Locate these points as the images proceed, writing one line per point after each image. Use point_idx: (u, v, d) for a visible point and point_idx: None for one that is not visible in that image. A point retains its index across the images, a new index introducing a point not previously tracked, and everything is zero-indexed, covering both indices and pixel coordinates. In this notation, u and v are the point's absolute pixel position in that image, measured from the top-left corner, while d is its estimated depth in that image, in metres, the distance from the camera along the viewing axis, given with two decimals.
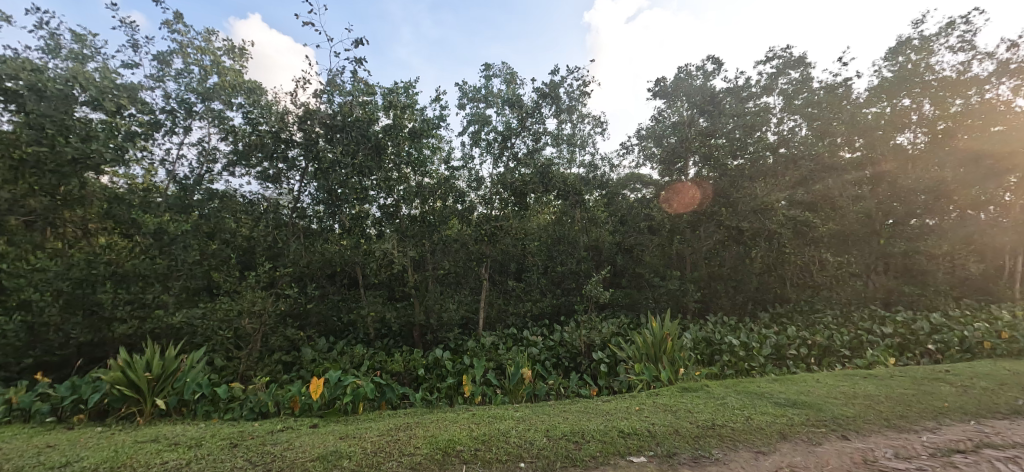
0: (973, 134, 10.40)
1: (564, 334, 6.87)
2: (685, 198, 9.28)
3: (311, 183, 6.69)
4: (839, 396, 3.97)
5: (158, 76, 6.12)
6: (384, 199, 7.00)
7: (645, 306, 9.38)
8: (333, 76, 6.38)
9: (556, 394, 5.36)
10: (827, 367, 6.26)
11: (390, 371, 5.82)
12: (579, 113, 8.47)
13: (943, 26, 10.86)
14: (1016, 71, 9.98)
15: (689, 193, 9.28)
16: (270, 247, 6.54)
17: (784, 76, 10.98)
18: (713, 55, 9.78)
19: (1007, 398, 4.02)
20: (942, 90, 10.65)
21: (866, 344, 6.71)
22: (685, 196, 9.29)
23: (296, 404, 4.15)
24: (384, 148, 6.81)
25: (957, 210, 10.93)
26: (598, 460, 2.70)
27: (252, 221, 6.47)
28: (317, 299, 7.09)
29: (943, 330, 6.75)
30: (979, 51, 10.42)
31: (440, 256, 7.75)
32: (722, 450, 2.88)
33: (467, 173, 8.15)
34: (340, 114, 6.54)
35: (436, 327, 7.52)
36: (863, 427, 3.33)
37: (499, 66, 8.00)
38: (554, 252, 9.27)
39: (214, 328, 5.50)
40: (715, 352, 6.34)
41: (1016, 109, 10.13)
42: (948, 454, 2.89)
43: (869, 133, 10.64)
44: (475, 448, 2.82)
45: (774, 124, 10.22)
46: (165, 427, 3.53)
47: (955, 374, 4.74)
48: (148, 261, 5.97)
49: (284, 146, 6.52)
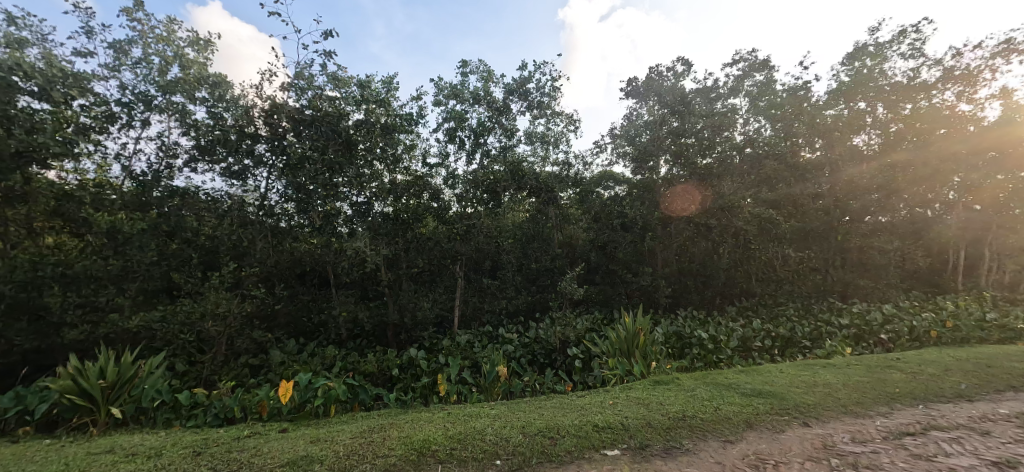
0: (921, 137, 11.12)
1: (539, 331, 6.93)
2: (681, 201, 9.43)
3: (279, 179, 6.46)
4: (801, 385, 4.15)
5: (113, 65, 5.76)
6: (356, 196, 6.83)
7: (618, 302, 9.60)
8: (301, 69, 6.18)
9: (531, 390, 5.39)
10: (790, 358, 6.55)
11: (363, 372, 5.73)
12: (552, 111, 8.49)
13: (895, 34, 11.46)
14: (960, 77, 10.66)
15: (693, 202, 9.43)
16: (235, 247, 6.26)
17: (749, 78, 11.36)
18: (682, 55, 9.91)
19: (950, 382, 4.31)
20: (894, 95, 11.28)
21: (825, 334, 7.06)
22: (683, 199, 9.42)
23: (264, 409, 4.02)
24: (355, 144, 6.66)
25: (907, 208, 11.63)
26: (572, 455, 2.73)
27: (216, 220, 6.19)
28: (286, 299, 6.85)
29: (894, 321, 7.16)
30: (928, 58, 11.06)
31: (414, 254, 7.58)
32: (692, 440, 2.96)
33: (443, 170, 8.09)
34: (310, 109, 6.34)
35: (411, 327, 7.48)
36: (822, 414, 3.50)
37: (477, 63, 7.96)
38: (529, 249, 9.26)
39: (175, 331, 5.25)
40: (686, 346, 6.52)
41: (960, 113, 10.80)
42: (900, 437, 3.07)
43: (829, 134, 10.86)
44: (450, 447, 2.80)
45: (741, 125, 10.58)
46: (121, 437, 3.36)
47: (906, 362, 5.03)
48: (100, 261, 5.60)
49: (250, 142, 6.27)
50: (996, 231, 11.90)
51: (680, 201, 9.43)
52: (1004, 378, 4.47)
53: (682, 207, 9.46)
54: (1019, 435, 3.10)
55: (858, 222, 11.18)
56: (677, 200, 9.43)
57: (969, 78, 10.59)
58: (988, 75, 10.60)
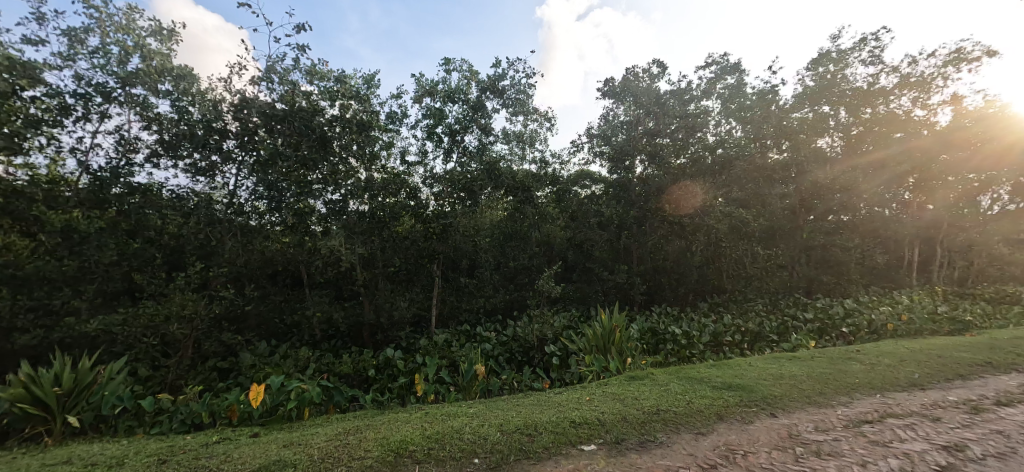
0: (879, 140, 11.74)
1: (517, 329, 6.97)
2: (680, 194, 9.52)
3: (249, 176, 6.23)
4: (769, 377, 4.32)
5: (67, 54, 5.45)
6: (330, 194, 6.70)
7: (595, 300, 9.74)
8: (273, 63, 5.99)
9: (509, 388, 5.42)
10: (758, 351, 6.77)
11: (339, 374, 5.65)
12: (528, 109, 8.50)
13: (856, 41, 12.00)
14: (915, 84, 11.24)
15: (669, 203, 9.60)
16: (201, 246, 5.99)
17: (721, 81, 11.70)
18: (657, 58, 10.13)
19: (904, 372, 4.56)
20: (855, 99, 11.76)
21: (791, 328, 7.34)
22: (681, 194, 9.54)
23: (234, 413, 3.89)
24: (329, 141, 6.51)
25: (866, 208, 12.21)
26: (550, 451, 2.76)
27: (181, 218, 5.91)
28: (257, 300, 6.64)
29: (855, 314, 7.51)
30: (886, 65, 11.63)
31: (391, 253, 7.48)
32: (666, 434, 3.03)
33: (422, 168, 8.01)
34: (282, 103, 6.13)
35: (387, 326, 7.45)
36: (788, 404, 3.65)
37: (459, 61, 7.88)
38: (507, 249, 9.43)
39: (137, 335, 5.01)
40: (660, 341, 6.68)
41: (914, 118, 11.41)
42: (859, 425, 3.23)
43: (794, 136, 11.06)
44: (428, 447, 2.78)
45: (713, 126, 10.88)
46: (80, 447, 3.19)
47: (865, 354, 5.29)
48: (54, 262, 5.22)
49: (218, 138, 6.04)
50: (946, 229, 12.68)
51: (658, 197, 9.61)
52: (953, 367, 4.76)
53: (658, 204, 9.64)
54: (965, 420, 3.31)
55: (822, 221, 11.67)
56: (655, 195, 9.62)
57: (924, 85, 11.17)
58: (940, 82, 11.23)
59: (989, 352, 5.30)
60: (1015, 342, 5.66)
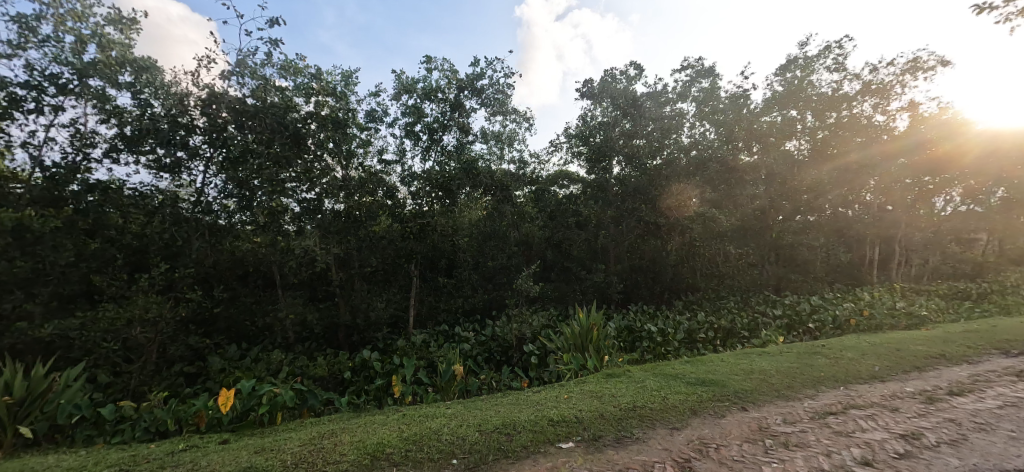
0: (842, 147, 12.21)
1: (496, 329, 6.97)
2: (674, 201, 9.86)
3: (218, 174, 6.00)
4: (740, 372, 4.45)
5: (16, 42, 5.13)
6: (304, 192, 6.51)
7: (573, 299, 9.84)
8: (244, 57, 5.80)
9: (488, 388, 5.41)
10: (730, 347, 6.96)
11: (313, 377, 5.51)
12: (507, 109, 8.52)
13: (822, 49, 12.47)
14: (876, 91, 11.76)
15: (644, 202, 9.83)
16: (166, 246, 5.78)
17: (696, 84, 11.98)
18: (634, 61, 10.27)
19: (866, 365, 4.76)
20: (821, 105, 12.05)
21: (761, 324, 7.59)
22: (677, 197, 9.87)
23: (202, 420, 3.75)
24: (304, 138, 6.33)
25: (831, 208, 12.72)
26: (528, 450, 2.77)
27: (144, 217, 5.67)
28: (226, 302, 6.50)
29: (821, 310, 7.83)
30: (849, 72, 12.14)
31: (367, 253, 7.37)
32: (642, 429, 3.09)
33: (401, 167, 7.91)
34: (252, 99, 5.92)
35: (363, 328, 7.36)
36: (759, 398, 3.77)
37: (441, 60, 7.82)
38: (485, 248, 9.12)
39: (97, 340, 4.75)
40: (636, 339, 6.80)
41: (876, 123, 11.91)
42: (824, 416, 3.36)
43: (765, 138, 11.16)
44: (406, 449, 2.76)
45: (687, 128, 11.10)
46: (34, 459, 3.01)
47: (831, 348, 5.51)
48: (3, 264, 4.60)
49: (184, 134, 5.81)
50: (903, 229, 13.37)
51: (635, 197, 9.84)
52: (910, 360, 5.00)
53: (634, 204, 9.85)
54: (921, 410, 3.49)
55: (790, 221, 12.05)
56: (633, 196, 9.85)
57: (883, 92, 11.72)
58: (898, 89, 11.80)
59: (942, 344, 5.61)
60: (964, 335, 6.03)
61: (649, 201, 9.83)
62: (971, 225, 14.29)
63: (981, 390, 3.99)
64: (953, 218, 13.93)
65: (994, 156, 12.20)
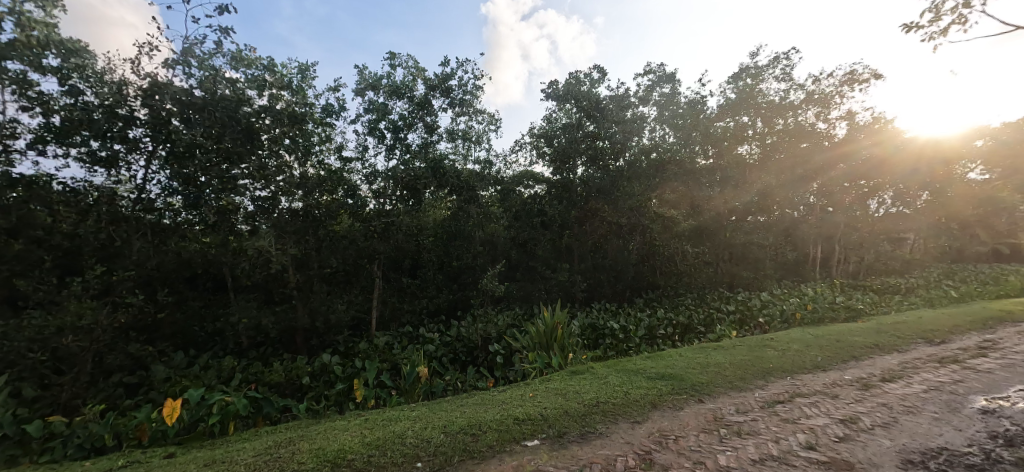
0: (792, 153, 12.75)
1: (461, 329, 6.92)
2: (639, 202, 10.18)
3: (162, 170, 5.63)
4: (697, 366, 4.63)
5: None
6: (258, 190, 6.20)
7: (538, 297, 9.95)
8: (191, 45, 5.46)
9: (453, 389, 5.38)
10: (688, 342, 7.21)
11: (268, 383, 5.25)
12: (474, 110, 8.47)
13: (771, 59, 13.17)
14: (817, 100, 12.55)
15: (606, 203, 10.11)
16: (102, 247, 5.31)
17: (658, 89, 12.36)
18: (598, 64, 10.44)
19: (810, 356, 5.08)
20: (769, 111, 12.47)
21: (716, 320, 7.93)
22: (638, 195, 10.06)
23: (144, 433, 3.51)
24: (257, 133, 6.00)
25: (779, 210, 13.53)
26: (493, 450, 2.77)
27: (76, 216, 5.15)
28: (171, 307, 6.11)
29: (770, 305, 8.32)
30: (795, 82, 12.92)
31: (327, 254, 7.12)
32: (605, 425, 3.15)
33: (362, 165, 7.70)
34: (200, 90, 5.54)
35: (323, 331, 7.14)
36: (714, 390, 3.94)
37: (406, 57, 7.66)
38: (450, 248, 9.31)
39: (20, 350, 4.21)
40: (600, 336, 6.97)
41: (819, 130, 12.66)
42: (772, 405, 3.56)
43: (718, 143, 11.74)
44: (368, 454, 2.69)
45: (648, 131, 11.45)
46: None
47: (778, 341, 5.85)
48: None
49: (123, 126, 5.43)
50: (842, 228, 14.36)
51: (599, 198, 10.11)
52: (848, 350, 5.38)
53: (598, 204, 10.16)
54: (857, 395, 3.78)
55: (742, 221, 12.66)
56: (597, 195, 10.07)
57: (825, 101, 12.53)
58: (838, 99, 12.68)
59: (875, 335, 6.08)
60: (894, 326, 6.57)
61: (611, 201, 10.09)
62: (899, 226, 15.59)
63: (907, 376, 4.37)
64: (885, 219, 15.14)
65: (912, 163, 13.67)
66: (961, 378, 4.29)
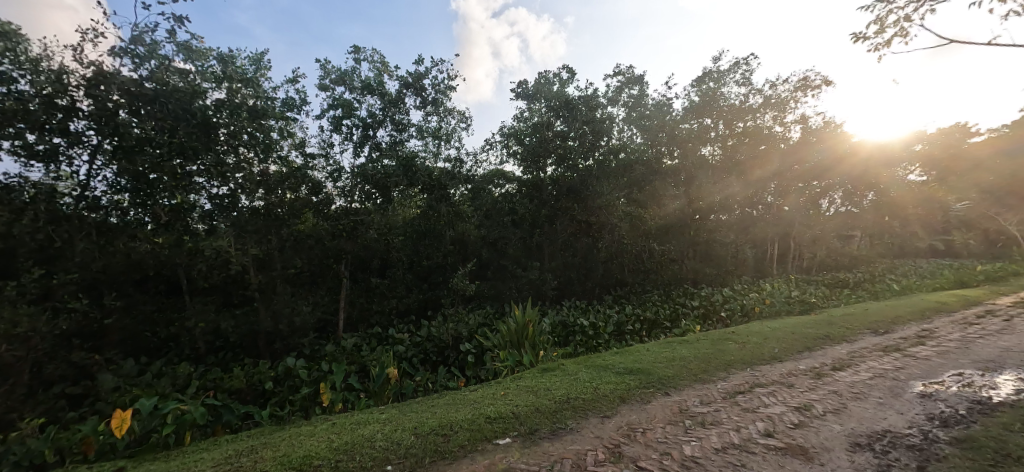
0: (752, 155, 13.21)
1: (431, 329, 6.83)
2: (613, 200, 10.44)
3: (108, 165, 5.29)
4: (663, 360, 4.76)
5: None
6: (215, 187, 5.96)
7: (508, 296, 10.01)
8: (140, 33, 5.15)
9: (423, 390, 5.32)
10: (654, 337, 7.40)
11: (229, 390, 5.00)
12: (445, 109, 8.40)
13: (732, 64, 13.68)
14: (773, 105, 13.15)
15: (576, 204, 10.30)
16: (41, 248, 4.89)
17: (626, 91, 12.59)
18: (567, 65, 10.54)
19: (768, 348, 5.32)
20: (730, 114, 12.92)
21: (681, 315, 8.17)
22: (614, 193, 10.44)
23: (90, 447, 3.29)
24: (213, 128, 5.72)
25: (739, 209, 14.04)
26: (465, 449, 2.76)
27: (10, 215, 4.68)
28: (119, 312, 5.71)
29: (731, 300, 8.64)
30: (754, 87, 13.47)
31: (291, 254, 6.97)
32: (576, 420, 3.20)
33: (326, 162, 7.50)
34: (152, 82, 5.24)
35: (287, 334, 6.78)
36: (679, 383, 4.06)
37: (371, 51, 7.54)
38: (420, 247, 9.23)
39: None
40: (570, 333, 7.07)
41: (776, 133, 13.26)
42: (734, 396, 3.71)
43: (684, 144, 12.23)
44: (335, 460, 2.62)
45: (617, 132, 11.71)
46: None
47: (739, 334, 6.10)
48: None
49: (63, 117, 5.10)
50: (796, 226, 15.12)
51: (569, 197, 10.23)
52: (803, 342, 5.67)
53: (567, 204, 10.27)
54: (811, 384, 4.00)
55: (705, 219, 13.06)
56: (566, 194, 10.19)
57: (781, 106, 13.16)
58: (793, 104, 13.32)
59: (827, 327, 6.43)
60: (843, 318, 6.99)
61: (580, 201, 10.25)
62: (847, 223, 16.55)
63: (856, 364, 4.66)
64: (834, 217, 16.05)
65: (859, 165, 14.55)
66: (903, 365, 4.61)
